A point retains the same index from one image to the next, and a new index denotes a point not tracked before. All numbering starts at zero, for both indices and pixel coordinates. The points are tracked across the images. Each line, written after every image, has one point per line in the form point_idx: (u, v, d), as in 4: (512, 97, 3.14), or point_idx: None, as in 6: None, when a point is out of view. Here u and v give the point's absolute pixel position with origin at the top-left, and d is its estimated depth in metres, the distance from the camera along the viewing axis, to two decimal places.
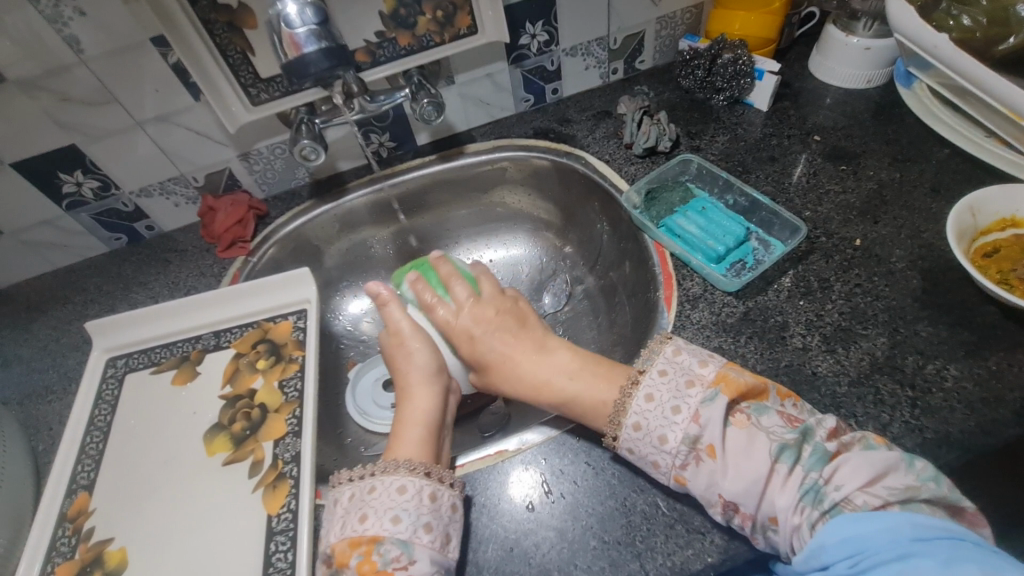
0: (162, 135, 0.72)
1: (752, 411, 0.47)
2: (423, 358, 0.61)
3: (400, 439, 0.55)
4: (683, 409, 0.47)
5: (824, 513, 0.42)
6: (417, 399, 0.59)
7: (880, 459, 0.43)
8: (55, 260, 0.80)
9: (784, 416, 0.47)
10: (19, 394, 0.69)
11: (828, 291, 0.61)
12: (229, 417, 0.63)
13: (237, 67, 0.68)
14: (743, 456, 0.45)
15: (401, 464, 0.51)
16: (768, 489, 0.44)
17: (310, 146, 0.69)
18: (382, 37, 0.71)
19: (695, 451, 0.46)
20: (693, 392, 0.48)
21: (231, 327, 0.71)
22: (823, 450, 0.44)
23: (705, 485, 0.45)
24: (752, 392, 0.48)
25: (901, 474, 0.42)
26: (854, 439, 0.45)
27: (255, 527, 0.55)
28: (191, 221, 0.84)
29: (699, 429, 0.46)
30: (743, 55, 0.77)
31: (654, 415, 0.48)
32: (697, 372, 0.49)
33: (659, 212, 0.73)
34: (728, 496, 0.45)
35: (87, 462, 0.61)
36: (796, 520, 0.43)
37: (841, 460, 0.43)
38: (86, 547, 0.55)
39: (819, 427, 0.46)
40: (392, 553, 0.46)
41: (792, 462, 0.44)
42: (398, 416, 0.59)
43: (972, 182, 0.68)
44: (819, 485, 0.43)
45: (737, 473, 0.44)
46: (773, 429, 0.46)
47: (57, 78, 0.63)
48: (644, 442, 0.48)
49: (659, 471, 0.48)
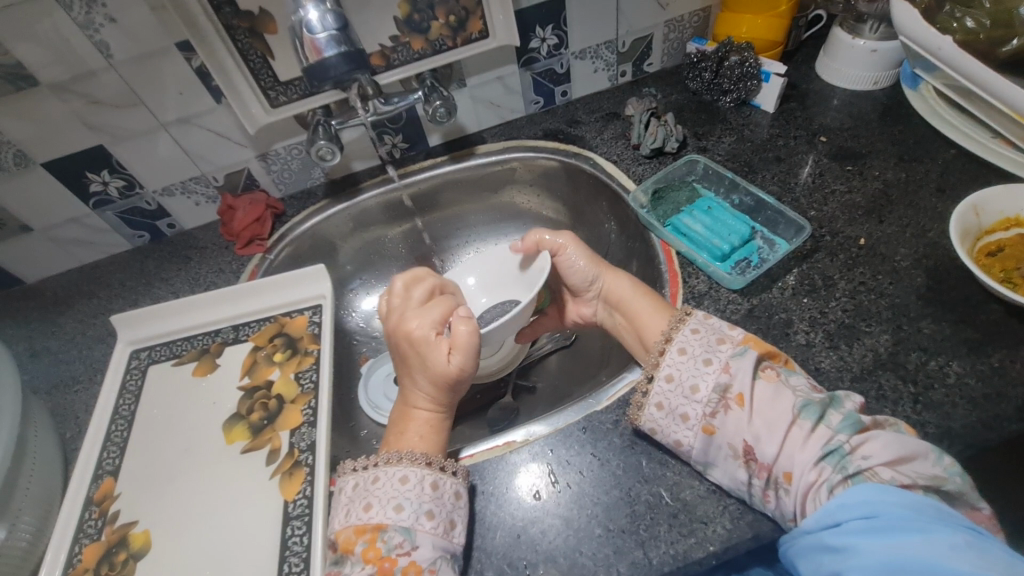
0: (185, 136, 0.75)
1: (782, 371, 0.49)
2: (461, 388, 0.57)
3: (405, 433, 0.56)
4: (714, 361, 0.50)
5: (846, 479, 0.43)
6: (438, 412, 0.58)
7: (912, 444, 0.43)
8: (81, 257, 0.84)
9: (812, 382, 0.49)
10: (48, 384, 0.72)
11: (832, 289, 0.62)
12: (247, 407, 0.66)
13: (257, 70, 0.71)
14: (768, 407, 0.47)
15: (406, 456, 0.52)
16: (789, 442, 0.45)
17: (327, 146, 0.72)
18: (397, 42, 0.74)
19: (724, 399, 0.48)
20: (724, 348, 0.50)
21: (250, 321, 0.74)
22: (857, 418, 0.45)
23: (732, 432, 0.47)
24: (778, 356, 0.51)
25: (929, 463, 0.43)
26: (884, 423, 0.46)
27: (272, 511, 0.57)
28: (211, 219, 0.86)
29: (729, 378, 0.49)
30: (749, 57, 0.79)
31: (688, 367, 0.51)
32: (726, 333, 0.52)
33: (665, 211, 0.74)
34: (751, 443, 0.46)
35: (112, 449, 0.63)
36: (812, 479, 0.44)
37: (871, 434, 0.44)
38: (112, 529, 0.57)
39: (849, 399, 0.47)
40: (395, 540, 0.47)
41: (816, 420, 0.45)
42: (413, 416, 0.57)
43: (978, 182, 0.69)
44: (844, 452, 0.43)
45: (763, 421, 0.46)
46: (799, 388, 0.48)
47: (88, 82, 0.66)
48: (676, 393, 0.50)
49: (687, 424, 0.49)
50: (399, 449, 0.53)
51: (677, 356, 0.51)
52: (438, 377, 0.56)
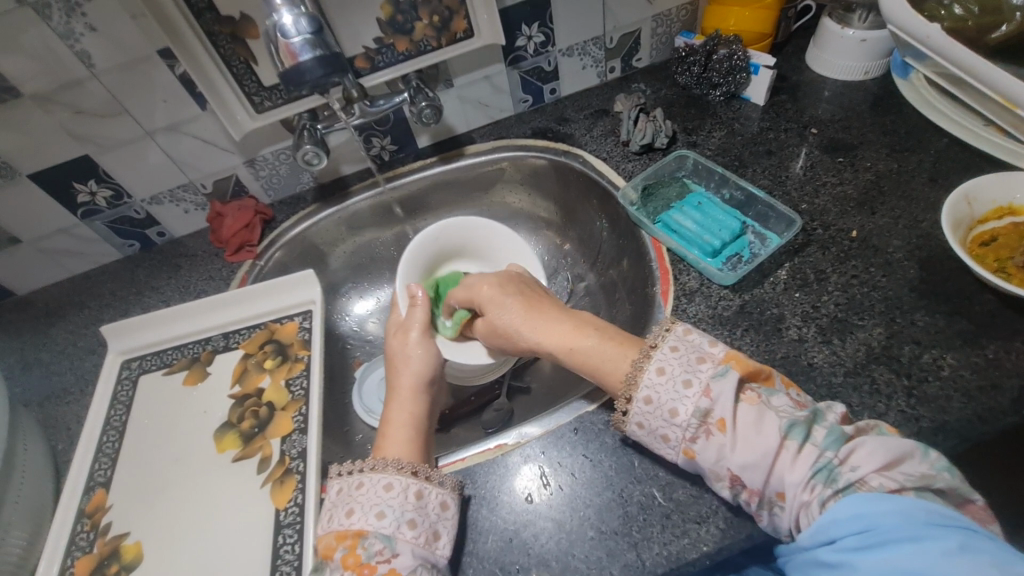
0: (172, 144, 0.74)
1: (763, 391, 0.47)
2: (414, 359, 0.62)
3: (386, 434, 0.56)
4: (695, 384, 0.48)
5: (837, 492, 0.42)
6: (404, 397, 0.59)
7: (898, 445, 0.42)
8: (72, 267, 0.83)
9: (794, 399, 0.47)
10: (40, 396, 0.72)
11: (824, 283, 0.62)
12: (238, 416, 0.65)
13: (241, 76, 0.71)
14: (753, 430, 0.44)
15: (391, 463, 0.51)
16: (777, 464, 0.43)
17: (313, 151, 0.71)
18: (381, 43, 0.73)
19: (705, 425, 0.46)
20: (704, 367, 0.48)
21: (240, 328, 0.73)
22: (840, 431, 0.43)
23: (714, 459, 0.46)
24: (759, 374, 0.48)
25: (915, 462, 0.42)
26: (867, 427, 0.45)
27: (264, 520, 0.57)
28: (201, 227, 0.86)
29: (710, 402, 0.46)
30: (738, 51, 0.78)
31: (665, 389, 0.49)
32: (708, 351, 0.50)
33: (656, 208, 0.74)
34: (735, 471, 0.45)
35: (104, 460, 0.63)
36: (805, 497, 0.43)
37: (858, 443, 0.43)
38: (104, 541, 0.57)
39: (831, 411, 0.46)
40: (376, 547, 0.47)
41: (802, 439, 0.44)
42: (386, 415, 0.58)
43: (971, 171, 0.68)
44: (833, 465, 0.42)
45: (746, 446, 0.44)
46: (783, 408, 0.45)
47: (71, 92, 0.66)
48: (655, 415, 0.49)
49: (668, 444, 0.48)
50: (381, 457, 0.53)
51: (656, 377, 0.49)
52: (394, 349, 0.64)
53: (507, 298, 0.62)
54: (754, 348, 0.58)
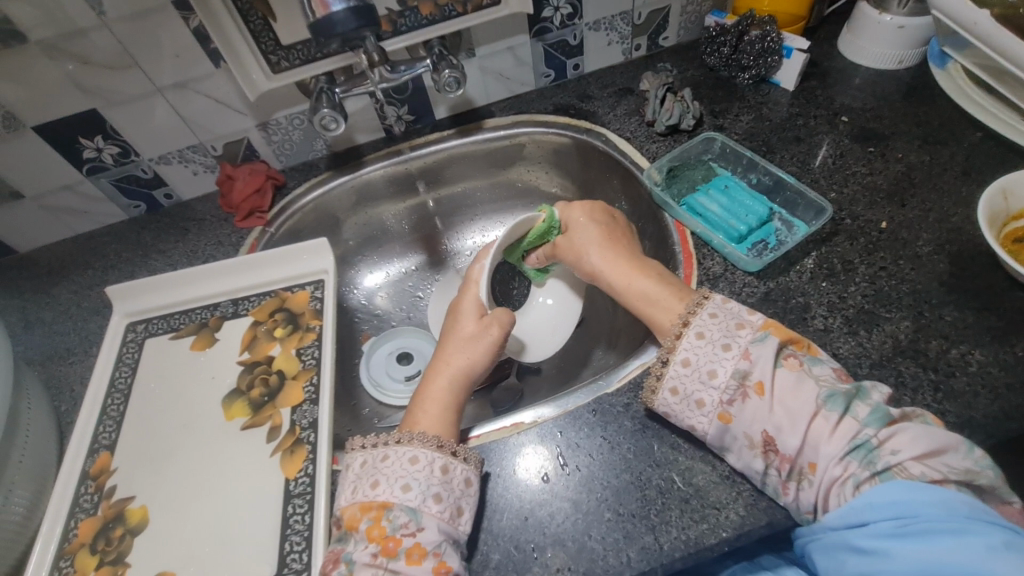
0: (182, 103, 0.72)
1: (805, 359, 0.47)
2: (479, 351, 0.58)
3: (419, 410, 0.54)
4: (734, 347, 0.48)
5: (874, 475, 0.41)
6: (454, 380, 0.56)
7: (941, 437, 0.42)
8: (76, 226, 0.81)
9: (837, 370, 0.47)
10: (42, 355, 0.71)
11: (852, 274, 0.60)
12: (247, 383, 0.64)
13: (258, 33, 0.68)
14: (790, 395, 0.45)
15: (417, 437, 0.50)
16: (814, 434, 0.43)
17: (330, 115, 0.69)
18: (404, 6, 0.70)
19: (743, 387, 0.47)
20: (743, 333, 0.48)
21: (249, 295, 0.71)
22: (885, 411, 0.43)
23: (750, 421, 0.46)
24: (801, 343, 0.49)
25: (960, 456, 0.41)
26: (911, 414, 0.45)
27: (273, 489, 0.56)
28: (209, 190, 0.84)
29: (749, 365, 0.47)
30: (771, 32, 0.75)
31: (704, 352, 0.49)
32: (746, 318, 0.49)
33: (681, 190, 0.72)
34: (771, 434, 0.45)
35: (109, 423, 0.62)
36: (838, 473, 0.42)
37: (900, 427, 0.42)
38: (109, 504, 0.56)
39: (875, 390, 0.45)
40: (401, 519, 0.46)
41: (842, 411, 0.43)
42: (422, 388, 0.57)
43: (1005, 166, 0.67)
44: (872, 446, 0.42)
45: (784, 411, 0.45)
46: (824, 377, 0.46)
47: (79, 42, 0.63)
48: (691, 378, 0.48)
49: (702, 411, 0.48)
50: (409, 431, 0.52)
51: (693, 346, 0.49)
52: (467, 327, 0.59)
53: (595, 218, 0.63)
54: None
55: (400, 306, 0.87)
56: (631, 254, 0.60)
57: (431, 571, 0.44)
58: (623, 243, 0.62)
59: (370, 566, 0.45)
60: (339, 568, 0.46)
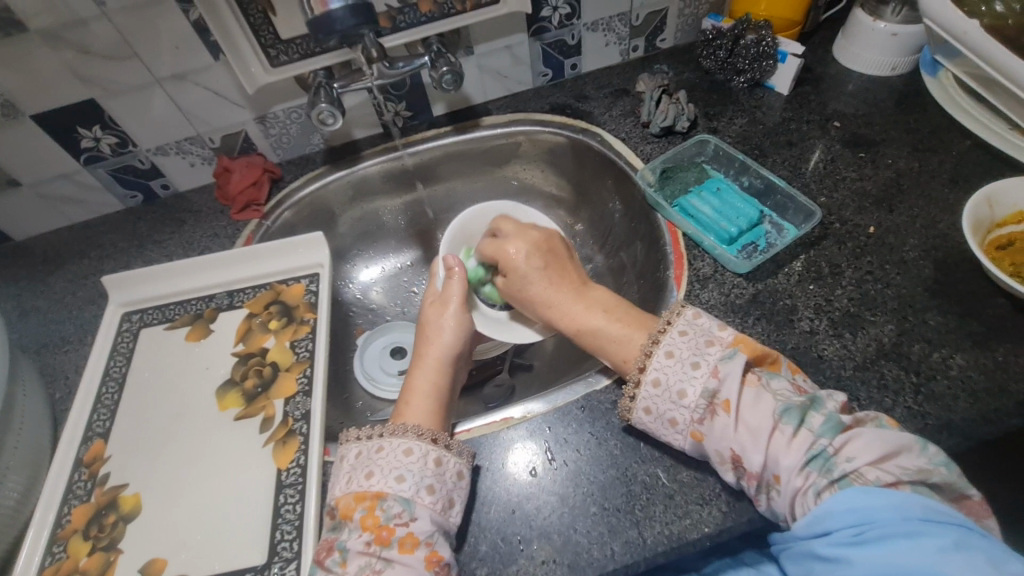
0: (180, 94, 0.72)
1: (764, 373, 0.48)
2: (445, 333, 0.61)
3: (409, 403, 0.55)
4: (703, 365, 0.48)
5: (832, 483, 0.42)
6: (429, 369, 0.58)
7: (896, 438, 0.43)
8: (72, 215, 0.81)
9: (794, 384, 0.48)
10: (37, 343, 0.71)
11: (838, 277, 0.62)
12: (241, 374, 0.65)
13: (257, 27, 0.68)
14: (751, 410, 0.46)
15: (410, 429, 0.51)
16: (773, 446, 0.45)
17: (328, 110, 0.69)
18: (404, 3, 0.71)
19: (712, 405, 0.47)
20: (713, 350, 0.49)
21: (245, 287, 0.72)
22: (837, 420, 0.44)
23: (718, 439, 0.46)
24: (765, 358, 0.49)
25: (914, 455, 0.42)
26: (866, 417, 0.46)
27: (265, 478, 0.57)
28: (205, 182, 0.84)
29: (717, 384, 0.47)
30: (766, 36, 0.76)
31: (674, 371, 0.49)
32: (716, 335, 0.50)
33: (673, 191, 0.73)
34: (738, 451, 0.46)
35: (103, 411, 0.62)
36: (799, 483, 0.43)
37: (854, 434, 0.43)
38: (102, 491, 0.57)
39: (830, 399, 0.46)
40: (394, 510, 0.47)
41: (797, 424, 0.45)
42: (408, 383, 0.58)
43: (992, 174, 0.68)
44: (829, 454, 0.43)
45: (746, 429, 0.45)
46: (781, 392, 0.47)
47: (77, 31, 0.63)
48: (662, 398, 0.49)
49: (675, 429, 0.49)
50: (402, 422, 0.53)
51: (679, 347, 0.50)
52: (428, 316, 0.63)
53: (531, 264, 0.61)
54: (765, 337, 0.58)
55: (394, 302, 0.88)
56: (573, 291, 0.60)
57: (423, 559, 0.45)
58: (573, 275, 0.62)
59: (363, 555, 0.46)
60: (333, 556, 0.46)
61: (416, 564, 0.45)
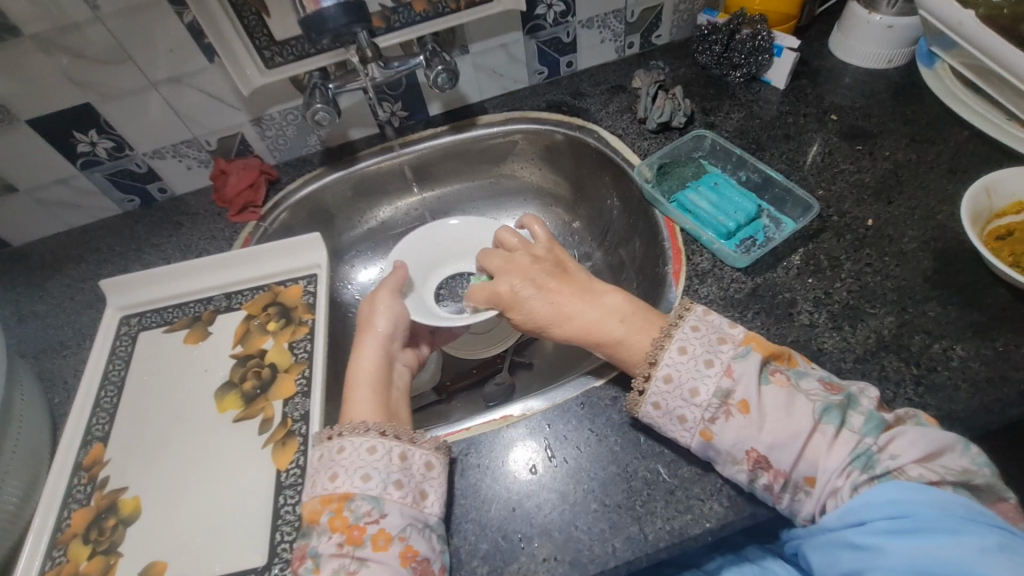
0: (176, 97, 0.72)
1: (791, 373, 0.48)
2: (377, 321, 0.61)
3: (353, 396, 0.55)
4: (717, 363, 0.48)
5: (873, 478, 0.42)
6: (367, 359, 0.58)
7: (940, 437, 0.43)
8: (69, 220, 0.81)
9: (826, 382, 0.47)
10: (36, 348, 0.71)
11: (838, 270, 0.61)
12: (240, 375, 0.65)
13: (252, 29, 0.68)
14: (781, 413, 0.45)
15: (356, 426, 0.51)
16: (809, 448, 0.44)
17: (323, 110, 0.69)
18: (398, 2, 0.71)
19: (726, 405, 0.47)
20: (725, 348, 0.49)
21: (242, 289, 0.72)
22: (881, 418, 0.44)
23: (733, 442, 0.46)
24: (782, 355, 0.49)
25: (957, 455, 0.42)
26: (905, 415, 0.46)
27: (264, 480, 0.57)
28: (202, 184, 0.84)
29: (732, 383, 0.47)
30: (762, 30, 0.76)
31: (687, 367, 0.49)
32: (728, 331, 0.50)
33: (670, 187, 0.73)
34: (760, 451, 0.45)
35: (102, 415, 0.62)
36: (839, 482, 0.43)
37: (897, 433, 0.43)
38: (101, 495, 0.57)
39: (867, 395, 0.46)
40: (363, 509, 0.47)
41: (839, 424, 0.44)
42: (347, 376, 0.58)
43: (990, 164, 0.68)
44: (872, 452, 0.43)
45: (772, 428, 0.45)
46: (813, 391, 0.46)
47: (71, 35, 0.63)
48: (673, 395, 0.49)
49: (684, 426, 0.48)
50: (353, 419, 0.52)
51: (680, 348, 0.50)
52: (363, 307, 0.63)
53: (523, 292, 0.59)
54: (765, 331, 0.58)
55: None
56: (584, 296, 0.57)
57: (398, 555, 0.45)
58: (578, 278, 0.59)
59: (337, 556, 0.45)
60: (305, 563, 0.46)
61: (390, 560, 0.45)
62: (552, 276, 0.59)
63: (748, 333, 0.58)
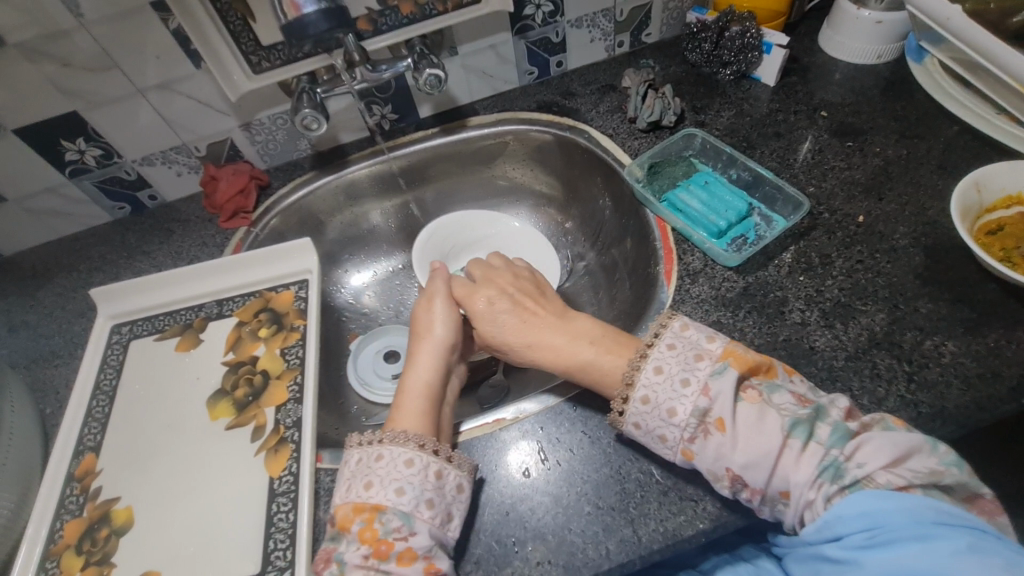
0: (164, 104, 0.72)
1: (764, 388, 0.47)
2: (438, 328, 0.60)
3: (406, 405, 0.55)
4: (694, 382, 0.47)
5: (844, 488, 0.43)
6: (421, 368, 0.58)
7: (905, 440, 0.43)
8: (60, 229, 0.81)
9: (797, 394, 0.47)
10: (27, 358, 0.71)
11: (828, 267, 0.61)
12: (232, 383, 0.64)
13: (237, 34, 0.68)
14: (754, 431, 0.45)
15: (402, 437, 0.50)
16: (779, 463, 0.44)
17: (311, 114, 0.69)
18: (385, 6, 0.70)
19: (704, 424, 0.46)
20: (702, 366, 0.48)
21: (234, 296, 0.72)
22: (846, 429, 0.44)
23: (712, 459, 0.45)
24: (760, 369, 0.48)
25: (925, 456, 0.42)
26: (872, 420, 0.45)
27: (257, 488, 0.57)
28: (193, 191, 0.83)
29: (708, 402, 0.46)
30: (751, 28, 0.76)
31: (663, 389, 0.48)
32: (705, 347, 0.49)
33: (661, 186, 0.73)
34: (736, 469, 0.45)
35: (94, 425, 0.62)
36: (811, 495, 0.43)
37: (863, 439, 0.43)
38: (94, 505, 0.57)
39: (833, 407, 0.46)
40: (393, 523, 0.46)
41: (806, 437, 0.44)
42: (401, 383, 0.57)
43: (980, 159, 0.68)
44: (840, 463, 0.43)
45: (747, 447, 0.44)
46: (784, 406, 0.46)
47: (56, 43, 0.63)
48: (652, 416, 0.48)
49: (665, 445, 0.48)
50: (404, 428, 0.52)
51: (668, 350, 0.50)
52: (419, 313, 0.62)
53: (496, 309, 0.60)
54: (757, 330, 0.58)
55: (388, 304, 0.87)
56: (556, 319, 0.59)
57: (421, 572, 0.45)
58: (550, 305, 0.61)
59: (361, 568, 0.46)
60: (331, 567, 0.46)
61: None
62: (526, 302, 0.61)
63: (740, 332, 0.58)
